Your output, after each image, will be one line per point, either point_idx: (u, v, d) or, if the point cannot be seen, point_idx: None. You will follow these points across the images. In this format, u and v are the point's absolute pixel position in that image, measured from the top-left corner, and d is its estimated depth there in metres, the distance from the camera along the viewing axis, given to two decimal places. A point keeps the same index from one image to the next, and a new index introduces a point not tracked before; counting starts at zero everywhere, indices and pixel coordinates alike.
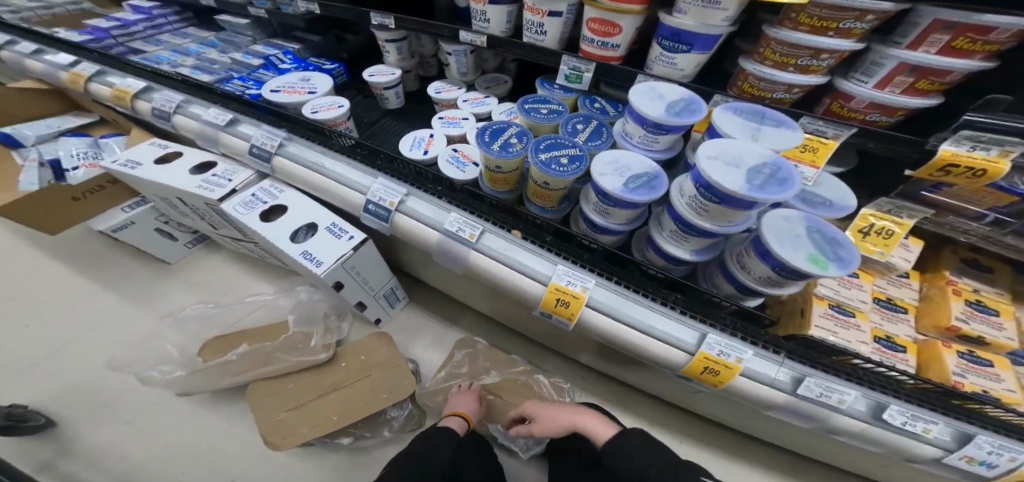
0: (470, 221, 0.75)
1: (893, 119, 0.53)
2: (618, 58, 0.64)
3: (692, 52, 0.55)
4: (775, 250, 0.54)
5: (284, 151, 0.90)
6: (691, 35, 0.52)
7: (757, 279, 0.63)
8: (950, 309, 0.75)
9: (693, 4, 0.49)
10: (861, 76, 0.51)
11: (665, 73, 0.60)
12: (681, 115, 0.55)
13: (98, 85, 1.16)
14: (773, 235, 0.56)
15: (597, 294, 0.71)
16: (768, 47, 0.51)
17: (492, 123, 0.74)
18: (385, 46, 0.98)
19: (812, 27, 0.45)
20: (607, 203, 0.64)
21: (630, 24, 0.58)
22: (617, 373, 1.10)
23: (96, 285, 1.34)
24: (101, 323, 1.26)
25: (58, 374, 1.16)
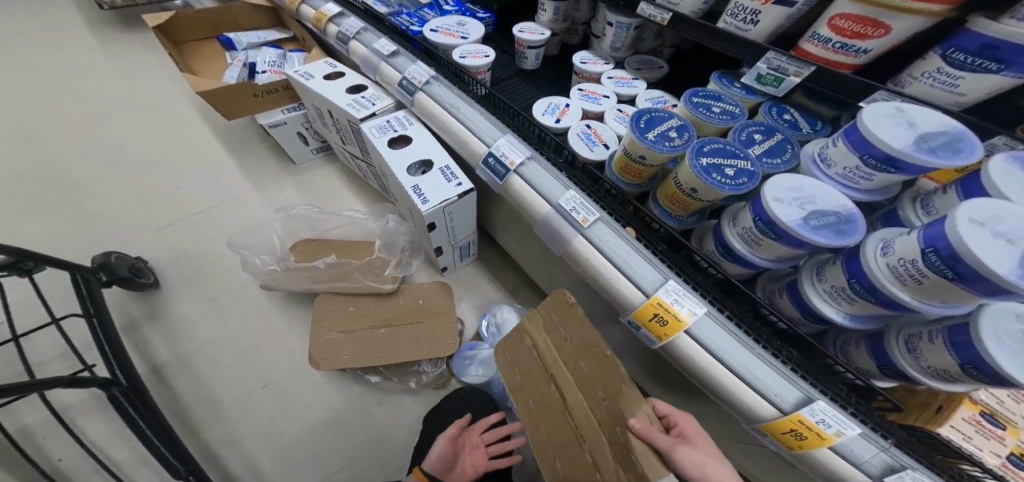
0: (587, 204, 0.69)
1: None
2: (853, 67, 0.51)
3: (1001, 74, 0.39)
4: (981, 343, 0.39)
5: (428, 88, 0.94)
6: (1017, 50, 0.36)
7: (931, 374, 0.47)
8: None
9: None
10: None
11: (930, 94, 0.47)
12: (937, 151, 0.42)
13: (308, 8, 1.32)
14: (993, 327, 0.40)
15: (702, 323, 0.60)
16: None
17: (650, 109, 0.66)
18: (545, 3, 0.96)
19: None
20: (765, 232, 0.53)
21: (898, 30, 0.44)
22: (670, 407, 0.96)
23: (236, 170, 1.56)
24: (229, 203, 1.47)
25: (183, 240, 1.37)
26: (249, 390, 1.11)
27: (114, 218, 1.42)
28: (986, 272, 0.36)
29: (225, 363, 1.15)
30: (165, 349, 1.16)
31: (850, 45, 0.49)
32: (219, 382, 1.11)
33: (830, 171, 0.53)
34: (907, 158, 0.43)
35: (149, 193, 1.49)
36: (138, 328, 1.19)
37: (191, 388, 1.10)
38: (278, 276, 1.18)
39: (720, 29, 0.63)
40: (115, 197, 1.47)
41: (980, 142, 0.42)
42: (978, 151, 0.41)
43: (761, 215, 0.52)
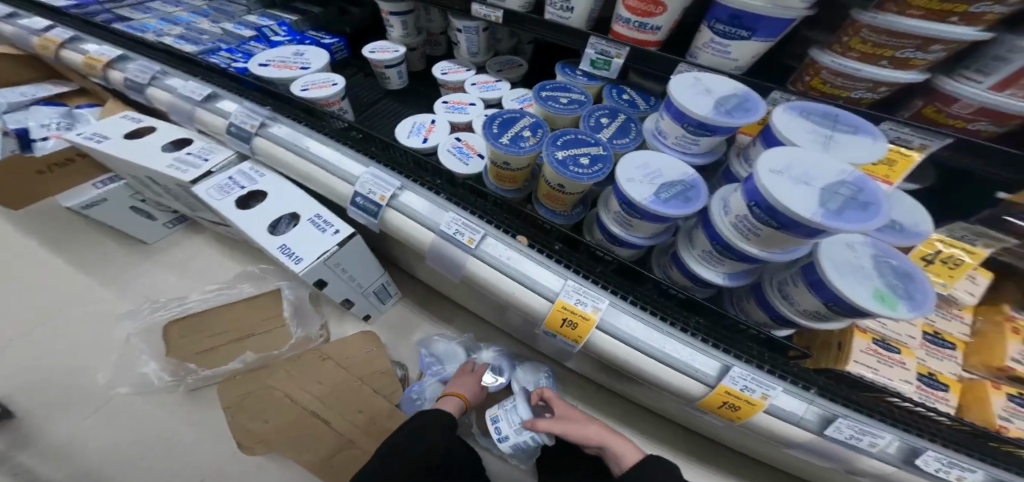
0: (470, 224, 0.66)
1: (1006, 130, 0.43)
2: (656, 44, 0.60)
3: (753, 39, 0.49)
4: (835, 286, 0.44)
5: (266, 132, 0.82)
6: (755, 19, 0.45)
7: (802, 313, 0.52)
8: (1007, 348, 0.63)
9: None
10: (975, 74, 0.41)
11: (716, 63, 0.55)
12: (733, 114, 0.48)
13: (71, 52, 1.09)
14: (832, 263, 0.45)
15: (610, 315, 0.61)
16: (856, 35, 0.42)
17: (504, 111, 0.66)
18: (389, 20, 0.90)
19: (926, 12, 0.36)
20: (632, 213, 0.55)
21: (674, 4, 0.54)
22: (621, 389, 1.00)
23: (68, 265, 1.25)
24: (75, 307, 1.17)
25: (21, 361, 1.08)
26: None
27: None
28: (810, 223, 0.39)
29: (139, 471, 0.94)
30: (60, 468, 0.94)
31: (645, 23, 0.58)
32: None
33: (667, 141, 0.57)
34: (714, 121, 0.48)
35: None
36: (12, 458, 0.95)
37: None
38: (185, 379, 1.04)
39: (548, 20, 0.69)
40: None
41: (761, 100, 0.50)
42: (762, 106, 0.49)
43: (621, 198, 0.53)
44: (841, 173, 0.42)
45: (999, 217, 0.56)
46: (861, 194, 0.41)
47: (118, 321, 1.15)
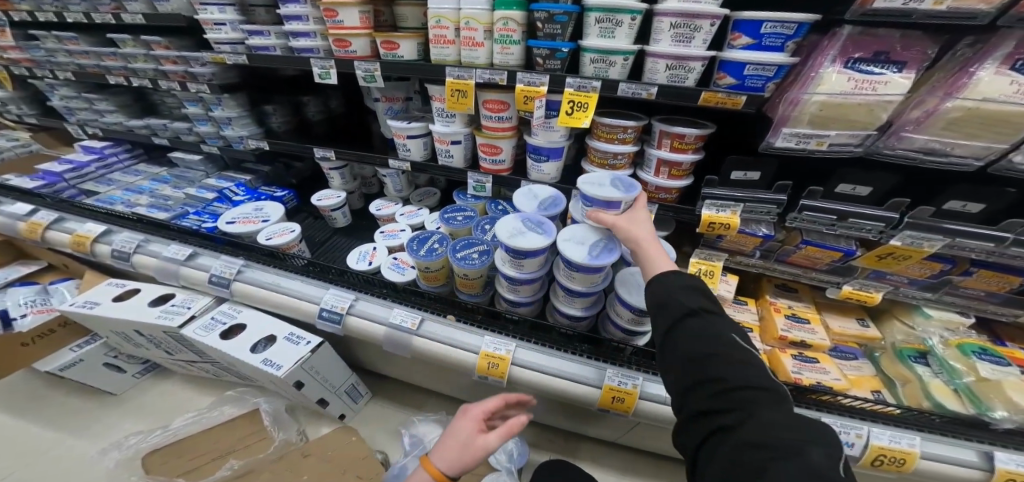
0: (412, 312, 0.96)
1: (673, 195, 0.85)
2: (506, 169, 1.01)
3: (549, 160, 0.94)
4: (627, 299, 0.80)
5: (242, 276, 1.07)
6: (545, 150, 0.93)
7: (628, 320, 0.86)
8: (776, 323, 0.93)
9: (542, 131, 0.90)
10: (645, 168, 0.85)
11: (539, 177, 0.98)
12: (548, 207, 0.88)
13: (58, 232, 1.34)
14: (623, 286, 0.82)
15: (519, 353, 0.92)
16: (592, 155, 0.89)
17: (422, 232, 0.98)
18: (331, 174, 1.24)
19: (605, 139, 0.84)
20: (514, 283, 0.88)
21: (506, 145, 0.97)
22: (563, 423, 1.27)
23: (31, 428, 1.31)
24: (38, 461, 1.22)
25: None
26: None
27: None
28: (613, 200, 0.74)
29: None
30: None
31: (496, 159, 1.00)
32: None
33: None
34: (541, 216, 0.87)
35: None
36: None
37: None
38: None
39: (443, 165, 1.07)
40: None
41: (565, 198, 0.91)
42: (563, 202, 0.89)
43: (509, 249, 0.80)
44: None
45: (713, 242, 0.88)
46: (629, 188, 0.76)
47: (90, 470, 1.20)
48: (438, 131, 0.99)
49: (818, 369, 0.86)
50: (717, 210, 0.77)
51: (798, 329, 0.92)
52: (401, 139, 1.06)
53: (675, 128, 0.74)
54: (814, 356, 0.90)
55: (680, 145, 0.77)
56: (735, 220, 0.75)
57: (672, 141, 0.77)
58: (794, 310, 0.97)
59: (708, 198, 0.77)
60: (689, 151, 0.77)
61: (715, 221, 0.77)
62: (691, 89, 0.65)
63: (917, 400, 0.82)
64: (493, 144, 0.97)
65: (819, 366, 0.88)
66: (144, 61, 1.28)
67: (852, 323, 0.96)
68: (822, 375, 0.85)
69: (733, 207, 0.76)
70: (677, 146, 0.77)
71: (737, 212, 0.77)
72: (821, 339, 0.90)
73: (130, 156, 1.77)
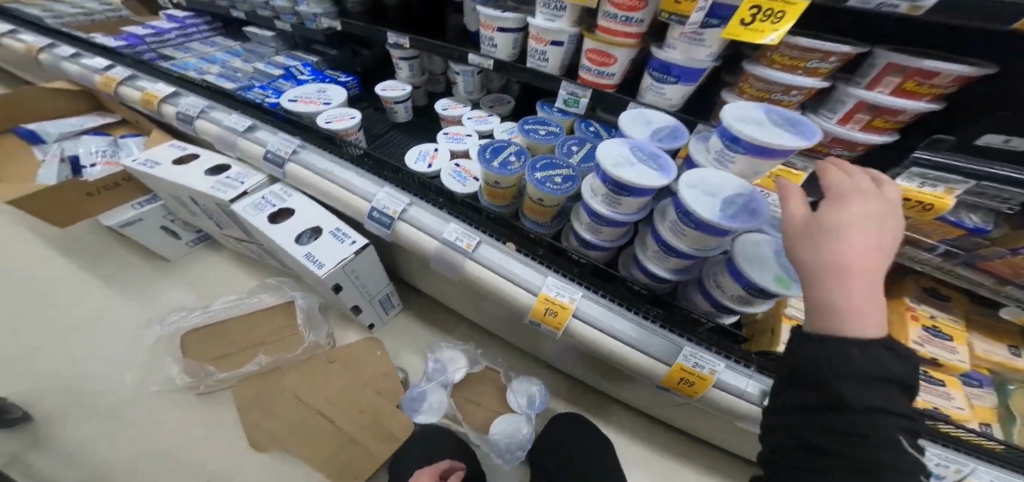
0: (469, 232, 0.81)
1: (854, 153, 0.64)
2: (612, 86, 0.79)
3: (679, 83, 0.72)
4: (746, 272, 0.59)
5: (296, 157, 0.97)
6: (677, 68, 0.69)
7: (731, 298, 0.67)
8: (908, 333, 0.73)
9: (681, 42, 0.66)
10: (828, 112, 0.63)
11: (655, 101, 0.77)
12: (664, 138, 0.68)
13: (129, 89, 1.30)
14: (744, 256, 0.61)
15: (585, 306, 0.75)
16: (747, 84, 0.66)
17: (494, 141, 0.81)
18: (399, 63, 1.09)
19: (783, 65, 0.60)
20: (597, 222, 0.70)
21: (622, 55, 0.74)
22: (606, 387, 1.14)
23: (92, 278, 1.37)
24: (95, 315, 1.28)
25: (52, 359, 1.19)
26: None
27: None
28: (777, 144, 0.49)
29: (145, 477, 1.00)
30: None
31: (603, 71, 0.78)
32: None
33: None
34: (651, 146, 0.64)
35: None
36: (21, 459, 1.02)
37: None
38: (203, 381, 1.14)
39: (531, 68, 0.86)
40: None
41: (687, 130, 0.71)
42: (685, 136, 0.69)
43: (608, 180, 0.60)
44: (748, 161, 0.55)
45: None
46: (801, 129, 0.52)
47: (140, 330, 1.25)
48: (539, 26, 0.77)
49: (939, 393, 0.71)
50: (919, 184, 0.56)
51: (935, 345, 0.73)
52: (489, 31, 0.87)
53: (926, 61, 0.49)
54: (940, 378, 0.73)
55: (915, 85, 0.52)
56: (950, 202, 0.53)
57: (905, 79, 0.52)
58: (937, 323, 0.75)
59: (917, 166, 0.56)
60: (924, 97, 0.53)
61: (912, 198, 0.56)
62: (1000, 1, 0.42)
63: None
64: (605, 51, 0.74)
65: (943, 389, 0.71)
66: None
67: (1005, 350, 0.75)
68: (941, 400, 0.70)
69: (956, 186, 0.54)
70: (908, 86, 0.53)
71: (956, 193, 0.55)
72: (960, 362, 0.72)
73: (209, 28, 1.68)
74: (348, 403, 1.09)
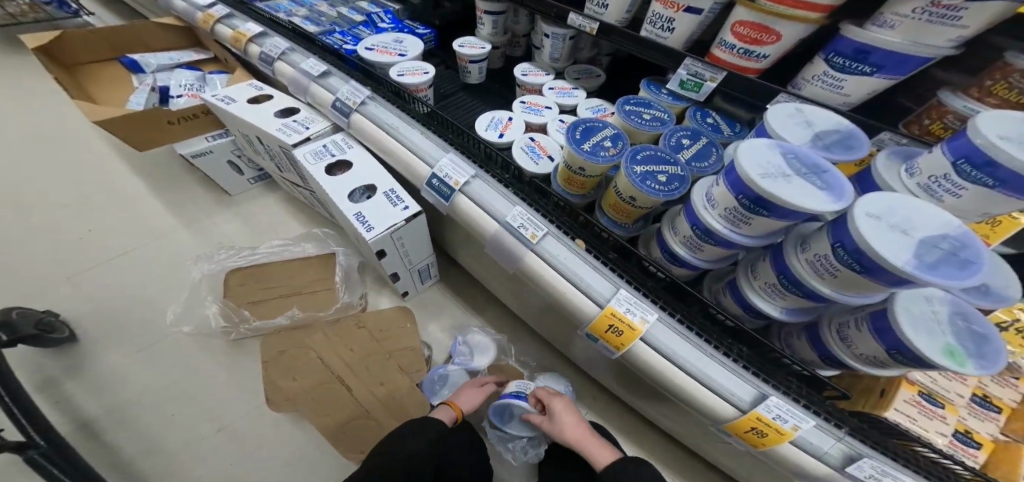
0: (536, 220, 0.69)
1: None
2: (757, 71, 0.60)
3: (875, 76, 0.48)
4: (902, 333, 0.43)
5: (364, 109, 0.91)
6: (883, 55, 0.46)
7: (859, 358, 0.51)
8: None
9: (908, 18, 0.41)
10: None
11: (822, 95, 0.56)
12: (832, 148, 0.50)
13: (224, 27, 1.32)
14: (905, 312, 0.44)
15: (658, 330, 0.61)
16: (1000, 81, 0.42)
17: (587, 120, 0.69)
18: (482, 18, 0.99)
19: None
20: (705, 239, 0.56)
21: (790, 33, 0.52)
22: (648, 411, 0.98)
23: (159, 205, 1.44)
24: (157, 241, 1.35)
25: (116, 275, 1.27)
26: (204, 433, 1.01)
27: (17, 271, 1.26)
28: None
29: (171, 411, 1.04)
30: (93, 403, 1.04)
31: (751, 51, 0.58)
32: (167, 432, 1.01)
33: None
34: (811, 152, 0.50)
35: (62, 240, 1.33)
36: (58, 384, 1.06)
37: (135, 442, 1.00)
38: (237, 328, 1.14)
39: (644, 37, 0.72)
40: (22, 248, 1.31)
41: (867, 138, 0.51)
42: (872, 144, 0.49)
43: (743, 193, 0.46)
44: (987, 196, 0.38)
45: None
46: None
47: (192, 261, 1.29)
48: None
49: None
50: None
51: None
52: None
53: None
54: None
55: None
56: None
57: None
58: None
59: None
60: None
61: None
62: None
63: None
64: (763, 25, 0.53)
65: None
66: None
67: None
68: None
69: None
70: None
71: None
72: None
73: None
74: (372, 378, 1.03)
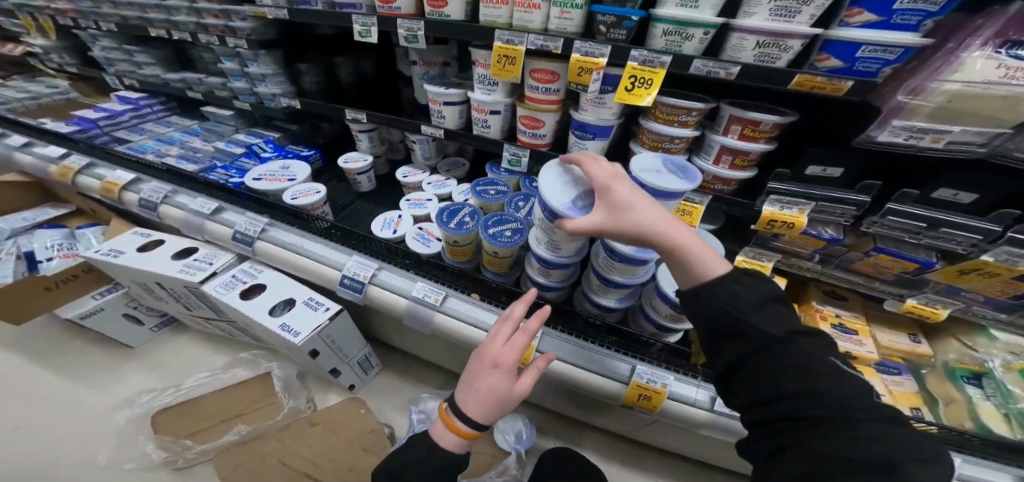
0: (435, 287, 0.89)
1: (731, 188, 0.76)
2: (545, 144, 0.95)
3: (595, 140, 0.88)
4: (668, 293, 0.71)
5: (266, 235, 1.03)
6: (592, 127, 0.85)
7: (665, 316, 0.77)
8: None
9: (590, 106, 0.83)
10: (703, 157, 0.76)
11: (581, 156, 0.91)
12: None
13: (88, 178, 1.29)
14: (666, 280, 0.73)
15: (546, 343, 0.85)
16: (644, 136, 0.81)
17: (450, 204, 0.92)
18: (359, 136, 1.20)
19: (664, 120, 0.75)
20: (546, 266, 0.81)
21: (549, 118, 0.91)
22: (580, 415, 1.20)
23: (49, 373, 1.33)
24: (55, 415, 1.23)
25: (12, 461, 1.14)
26: None
27: None
28: (671, 189, 0.63)
29: None
30: None
31: (537, 133, 0.94)
32: None
33: None
34: None
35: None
36: None
37: None
38: (181, 454, 1.13)
39: (478, 135, 1.01)
40: None
41: None
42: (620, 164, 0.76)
43: (546, 230, 0.72)
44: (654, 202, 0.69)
45: (763, 240, 0.80)
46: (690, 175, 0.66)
47: (107, 415, 1.22)
48: (477, 99, 0.93)
49: None
50: (780, 207, 0.70)
51: (844, 339, 0.84)
52: (437, 105, 1.01)
53: (750, 113, 0.64)
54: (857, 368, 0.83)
55: (751, 131, 0.67)
56: (803, 219, 0.68)
57: (743, 127, 0.67)
58: (843, 320, 0.89)
59: (773, 193, 0.69)
60: (761, 140, 0.68)
61: (777, 219, 0.69)
62: (783, 71, 0.59)
63: (959, 419, 0.77)
64: (534, 116, 0.91)
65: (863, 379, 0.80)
66: (186, 14, 1.23)
67: (903, 338, 0.88)
68: None
69: (803, 205, 0.69)
70: (748, 132, 0.67)
71: (806, 211, 0.69)
72: (869, 352, 0.83)
73: (164, 107, 1.74)
74: (336, 469, 1.07)
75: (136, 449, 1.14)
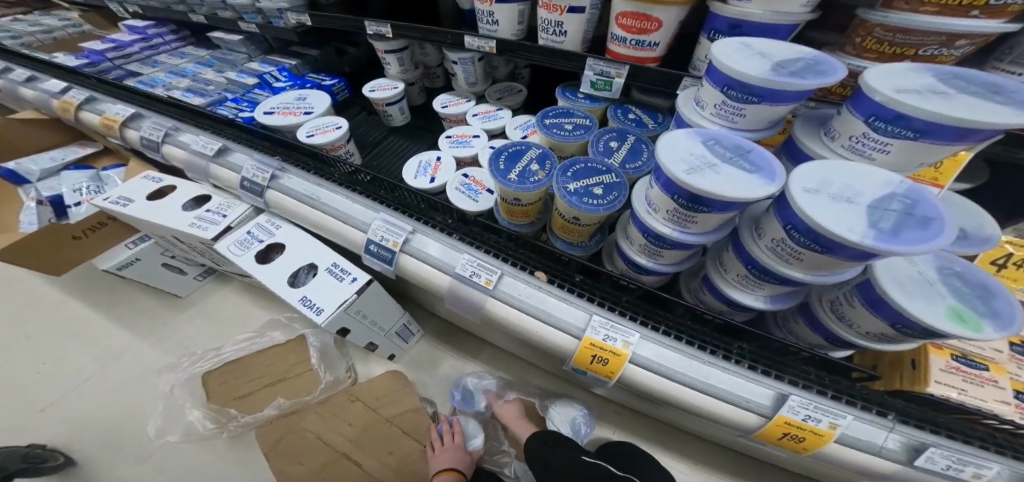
0: (486, 263, 0.65)
1: None
2: (656, 59, 0.59)
3: None
4: (898, 304, 0.39)
5: (276, 183, 0.83)
6: (754, 28, 0.47)
7: (864, 334, 0.47)
8: None
9: None
10: (1010, 67, 0.41)
11: None
12: (803, 75, 0.39)
13: (90, 113, 1.14)
14: (895, 282, 0.41)
15: (642, 349, 0.58)
16: (868, 36, 0.42)
17: (510, 144, 0.64)
18: (386, 58, 0.92)
19: (941, 7, 0.35)
20: (660, 244, 0.52)
21: (671, 18, 0.53)
22: (661, 414, 0.97)
23: (100, 322, 1.31)
24: (112, 364, 1.22)
25: (74, 408, 1.14)
26: None
27: None
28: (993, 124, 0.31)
29: None
30: None
31: (642, 41, 0.57)
32: None
33: (705, 113, 0.49)
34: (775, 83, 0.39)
35: (11, 388, 1.20)
36: None
37: None
38: (226, 427, 1.07)
39: (543, 45, 0.67)
40: None
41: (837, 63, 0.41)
42: (839, 67, 0.40)
43: (678, 192, 0.43)
44: (912, 148, 0.36)
45: None
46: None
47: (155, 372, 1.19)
48: None
49: None
50: None
51: None
52: (485, 3, 0.67)
53: None
54: None
55: None
56: None
57: None
58: None
59: None
60: None
61: None
62: None
63: None
64: (642, 13, 0.53)
65: None
66: None
67: None
68: None
69: None
70: None
71: None
72: None
73: (176, 38, 1.54)
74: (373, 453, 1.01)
75: (182, 410, 1.10)
